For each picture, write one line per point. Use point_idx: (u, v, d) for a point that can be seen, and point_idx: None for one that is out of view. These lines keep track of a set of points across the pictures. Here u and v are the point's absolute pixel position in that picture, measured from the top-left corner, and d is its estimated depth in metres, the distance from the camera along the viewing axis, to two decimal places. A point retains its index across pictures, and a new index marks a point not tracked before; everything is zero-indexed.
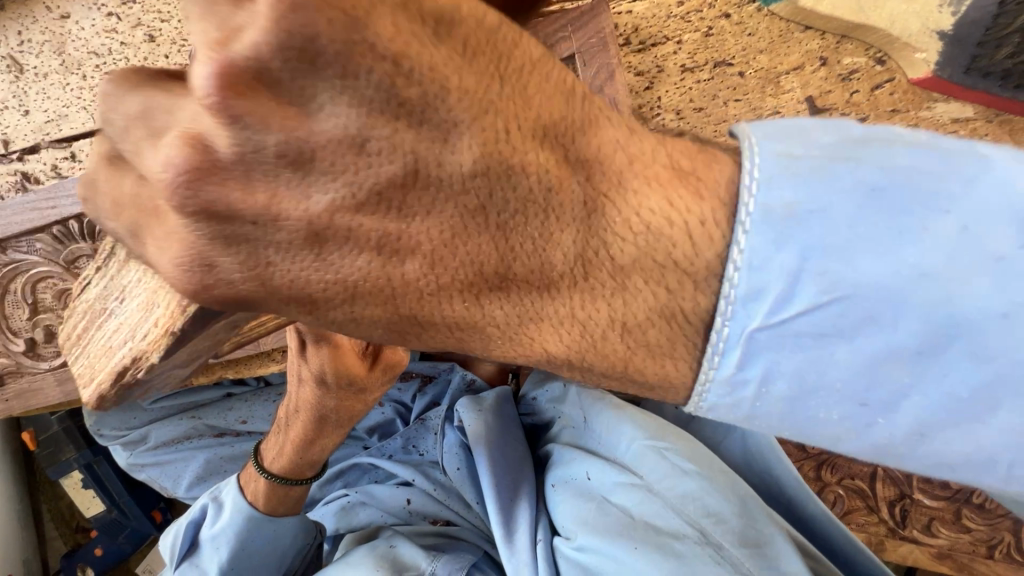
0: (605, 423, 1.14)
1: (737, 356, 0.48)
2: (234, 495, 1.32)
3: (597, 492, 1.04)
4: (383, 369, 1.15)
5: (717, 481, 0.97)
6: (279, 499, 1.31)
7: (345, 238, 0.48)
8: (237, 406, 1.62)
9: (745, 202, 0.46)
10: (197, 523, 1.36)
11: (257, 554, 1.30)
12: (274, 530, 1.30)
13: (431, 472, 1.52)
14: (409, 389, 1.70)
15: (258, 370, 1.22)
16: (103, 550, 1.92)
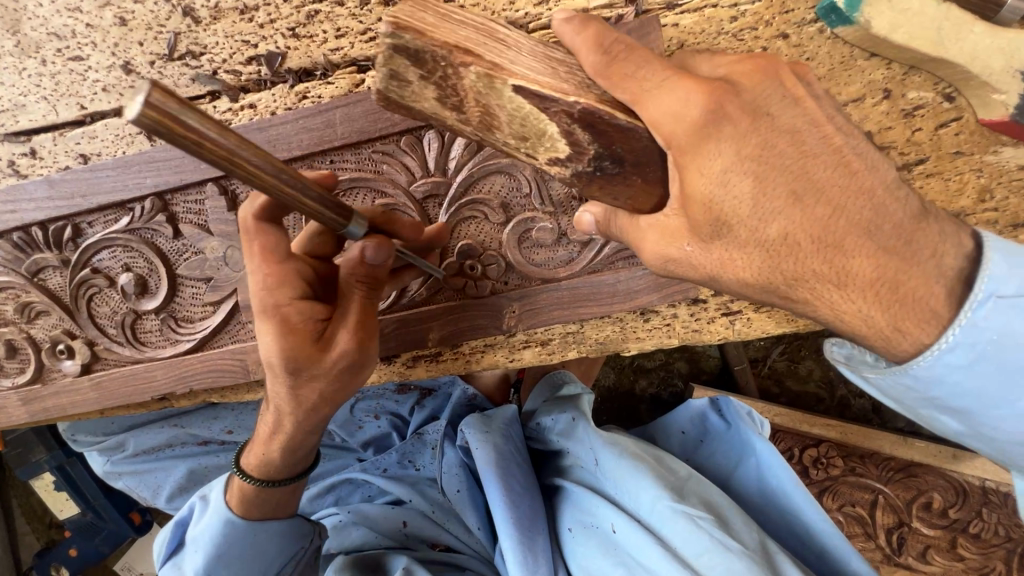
0: (625, 472, 1.04)
1: (970, 333, 0.55)
2: (217, 491, 1.08)
3: (624, 551, 0.97)
4: (336, 363, 0.83)
5: (759, 559, 0.88)
6: (253, 502, 1.03)
7: (719, 158, 0.55)
8: (222, 415, 1.51)
9: (989, 249, 0.56)
10: (185, 522, 1.14)
11: (237, 565, 1.05)
12: (257, 537, 1.04)
13: (427, 490, 1.47)
14: (406, 402, 1.63)
15: (246, 396, 1.10)
16: (79, 549, 1.86)
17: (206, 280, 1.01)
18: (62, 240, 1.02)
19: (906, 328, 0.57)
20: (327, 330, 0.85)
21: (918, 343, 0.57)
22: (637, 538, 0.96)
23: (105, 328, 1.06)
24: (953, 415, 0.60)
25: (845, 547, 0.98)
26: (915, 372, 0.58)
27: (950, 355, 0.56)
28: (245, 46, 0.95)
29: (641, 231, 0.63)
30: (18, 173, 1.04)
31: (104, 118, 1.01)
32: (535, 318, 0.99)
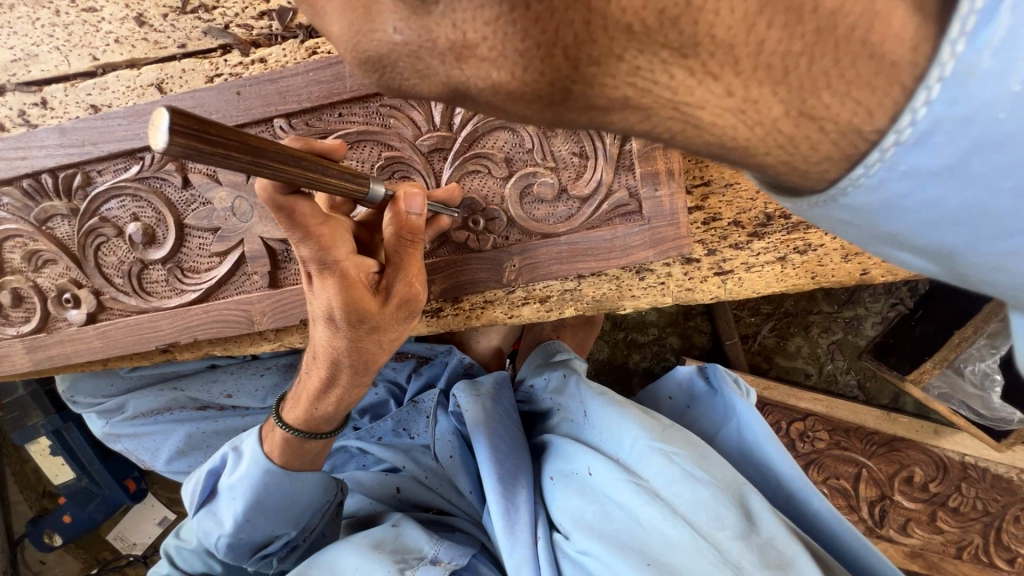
0: (609, 420, 1.08)
1: (942, 120, 0.32)
2: (254, 444, 1.13)
3: (600, 492, 1.00)
4: (398, 308, 0.93)
5: (728, 491, 0.92)
6: (294, 453, 1.11)
7: None
8: (222, 379, 1.52)
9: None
10: (218, 470, 1.18)
11: (273, 512, 1.11)
12: (294, 487, 1.11)
13: (421, 456, 1.49)
14: (403, 369, 1.62)
15: (248, 348, 1.13)
16: (72, 516, 1.87)
17: (214, 230, 1.03)
18: (71, 188, 1.04)
19: (824, 106, 0.35)
20: (382, 282, 0.92)
21: (845, 158, 0.37)
22: (612, 476, 0.99)
23: (112, 277, 1.08)
24: (925, 253, 0.40)
25: (810, 490, 1.03)
26: (849, 202, 0.38)
27: (903, 160, 0.34)
28: (257, 2, 0.99)
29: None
30: (28, 123, 1.06)
31: (115, 69, 1.03)
32: (534, 273, 1.02)
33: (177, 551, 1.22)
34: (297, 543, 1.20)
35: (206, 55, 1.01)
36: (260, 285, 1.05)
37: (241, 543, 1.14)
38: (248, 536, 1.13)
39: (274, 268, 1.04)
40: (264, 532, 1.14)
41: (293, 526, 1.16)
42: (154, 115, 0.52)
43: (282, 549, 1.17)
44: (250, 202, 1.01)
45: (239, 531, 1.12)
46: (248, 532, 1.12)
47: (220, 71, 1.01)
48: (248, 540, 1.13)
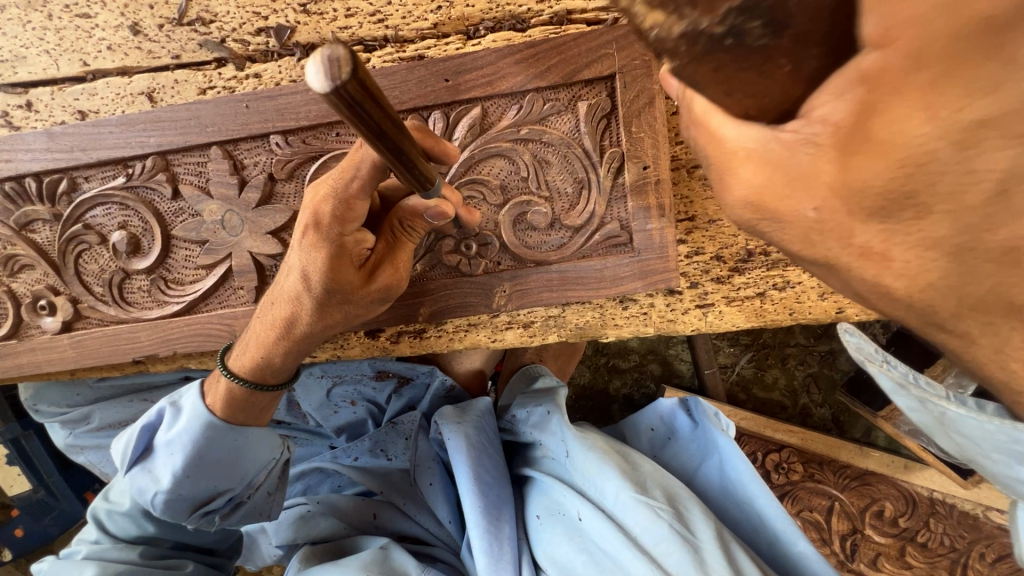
0: (594, 466, 1.07)
1: None
2: (194, 397, 1.05)
3: (587, 539, 1.01)
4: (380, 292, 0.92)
5: (715, 547, 0.93)
6: (241, 406, 1.04)
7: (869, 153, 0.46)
8: None
9: None
10: (152, 424, 1.09)
11: (212, 468, 1.04)
12: (238, 443, 1.05)
13: (399, 482, 1.48)
14: (383, 389, 1.59)
15: None
16: (24, 530, 1.79)
17: (202, 242, 1.02)
18: (53, 194, 1.02)
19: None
20: (371, 260, 0.91)
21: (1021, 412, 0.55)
22: (603, 527, 1.00)
23: (93, 285, 1.06)
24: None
25: (790, 530, 1.04)
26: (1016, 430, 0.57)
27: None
28: (255, 18, 0.99)
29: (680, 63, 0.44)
30: (10, 125, 1.05)
31: (106, 76, 1.03)
32: (524, 299, 1.03)
33: (109, 518, 1.16)
34: (241, 500, 1.11)
35: (202, 67, 1.02)
36: (247, 300, 1.04)
37: (181, 499, 1.06)
38: (190, 491, 1.04)
39: (260, 283, 1.03)
40: (207, 486, 1.05)
41: (237, 481, 1.08)
42: (323, 56, 0.50)
43: (226, 506, 1.09)
44: (241, 216, 1.00)
45: (177, 486, 1.04)
46: (186, 489, 1.04)
47: (214, 84, 1.01)
48: (190, 496, 1.05)
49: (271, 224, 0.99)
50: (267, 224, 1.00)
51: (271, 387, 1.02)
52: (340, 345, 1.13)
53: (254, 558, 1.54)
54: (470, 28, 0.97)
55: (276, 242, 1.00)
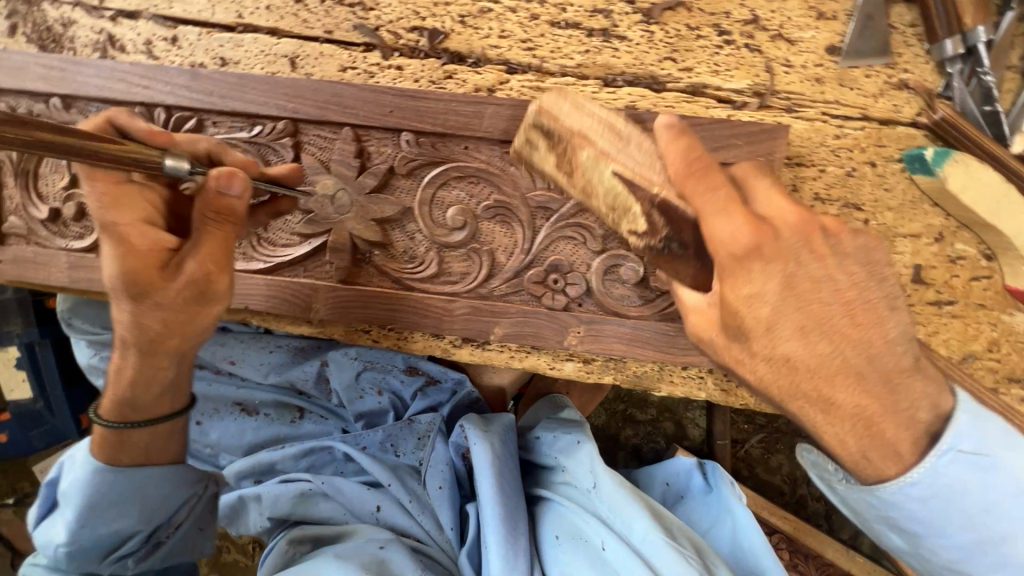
0: (624, 502, 1.13)
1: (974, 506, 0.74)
2: (86, 447, 1.28)
3: (609, 568, 1.07)
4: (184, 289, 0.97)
5: None
6: (113, 447, 1.24)
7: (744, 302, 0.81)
8: (228, 343, 1.57)
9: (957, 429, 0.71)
10: (58, 486, 1.35)
11: (111, 511, 1.24)
12: (126, 486, 1.25)
13: (408, 480, 1.52)
14: (410, 384, 1.62)
15: (286, 327, 1.14)
16: (10, 435, 1.76)
17: (306, 212, 1.05)
18: (178, 128, 1.05)
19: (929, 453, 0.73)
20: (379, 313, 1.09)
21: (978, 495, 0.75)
22: (625, 556, 1.06)
23: (185, 223, 1.08)
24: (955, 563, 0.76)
25: None
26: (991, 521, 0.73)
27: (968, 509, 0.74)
28: (413, 16, 1.04)
29: (755, 185, 0.75)
30: (150, 53, 1.09)
31: (255, 31, 1.07)
32: (595, 341, 1.06)
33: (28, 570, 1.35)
34: (159, 540, 1.33)
35: (350, 47, 1.06)
36: (331, 277, 1.07)
37: (88, 548, 1.27)
38: (91, 540, 1.26)
39: (351, 265, 1.06)
40: (114, 530, 1.27)
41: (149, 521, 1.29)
42: None
43: (133, 548, 1.30)
44: (351, 196, 1.04)
45: (79, 538, 1.25)
46: (91, 538, 1.26)
47: (356, 65, 1.06)
48: (88, 546, 1.27)
49: (379, 213, 1.03)
50: (375, 211, 1.04)
51: (142, 423, 1.21)
52: (404, 337, 1.13)
53: (237, 523, 1.54)
54: (609, 76, 1.03)
55: (379, 231, 1.04)
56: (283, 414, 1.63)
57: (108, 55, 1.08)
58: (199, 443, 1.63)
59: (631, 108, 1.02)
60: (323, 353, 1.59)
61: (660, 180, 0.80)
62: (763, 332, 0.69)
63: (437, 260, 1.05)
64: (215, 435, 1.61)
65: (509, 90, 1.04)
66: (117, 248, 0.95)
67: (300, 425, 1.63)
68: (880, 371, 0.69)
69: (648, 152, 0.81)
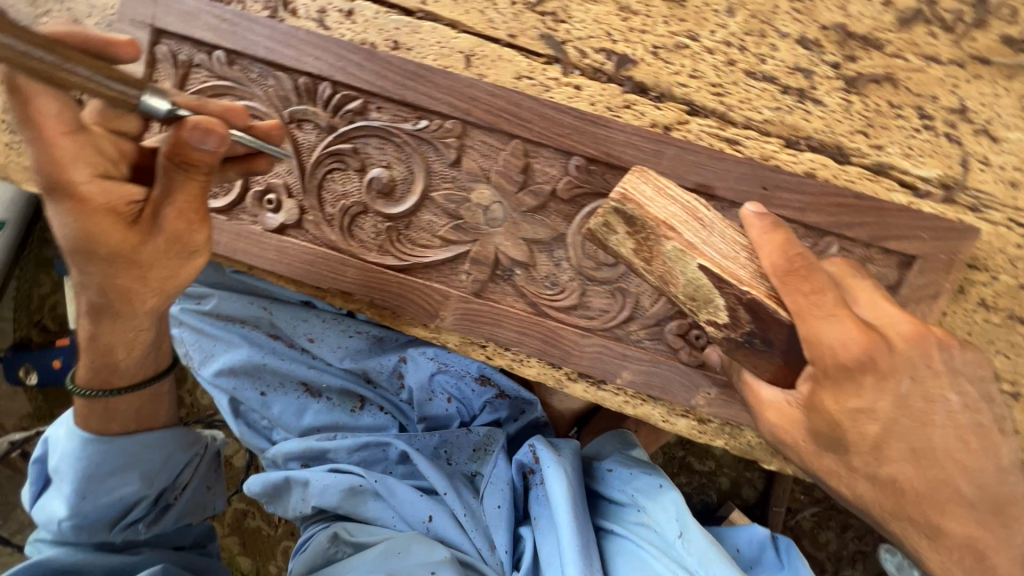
0: (712, 559, 1.20)
1: None
2: (69, 420, 1.23)
3: None
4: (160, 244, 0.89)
5: None
6: (106, 415, 1.20)
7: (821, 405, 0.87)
8: (311, 320, 1.54)
9: None
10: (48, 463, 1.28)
11: (109, 480, 1.22)
12: (125, 448, 1.22)
13: (462, 491, 1.50)
14: (481, 395, 1.59)
15: (399, 325, 1.10)
16: (64, 363, 1.74)
17: (454, 217, 1.01)
18: (340, 107, 1.01)
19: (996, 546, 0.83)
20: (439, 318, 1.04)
21: None
22: None
23: (326, 204, 1.04)
24: None
25: None
26: None
27: None
28: (605, 38, 1.00)
29: (856, 287, 0.86)
30: (322, 21, 1.04)
31: (435, 21, 1.03)
32: (721, 406, 1.03)
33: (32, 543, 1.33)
34: (167, 503, 1.34)
35: (531, 55, 1.02)
36: (464, 288, 1.03)
37: (97, 518, 1.23)
38: (94, 514, 1.23)
39: (488, 279, 1.03)
40: (116, 501, 1.23)
41: (150, 488, 1.27)
42: None
43: (142, 514, 1.29)
44: (506, 212, 1.00)
45: (88, 507, 1.21)
46: (93, 509, 1.22)
47: (534, 76, 1.02)
48: (92, 517, 1.23)
49: (531, 234, 1.00)
50: (526, 232, 1.00)
51: (120, 390, 1.16)
52: (519, 361, 1.09)
53: (279, 504, 1.55)
54: (794, 138, 0.99)
55: (526, 251, 1.01)
56: (345, 401, 1.61)
57: (279, 16, 1.04)
58: (257, 414, 1.59)
59: (813, 175, 0.97)
60: (401, 348, 1.57)
61: (747, 278, 0.85)
62: (872, 449, 0.82)
63: (578, 291, 1.01)
64: (276, 409, 1.57)
65: (687, 131, 1.00)
66: (61, 205, 0.84)
67: (360, 416, 1.61)
68: (983, 494, 0.83)
69: (730, 240, 0.89)
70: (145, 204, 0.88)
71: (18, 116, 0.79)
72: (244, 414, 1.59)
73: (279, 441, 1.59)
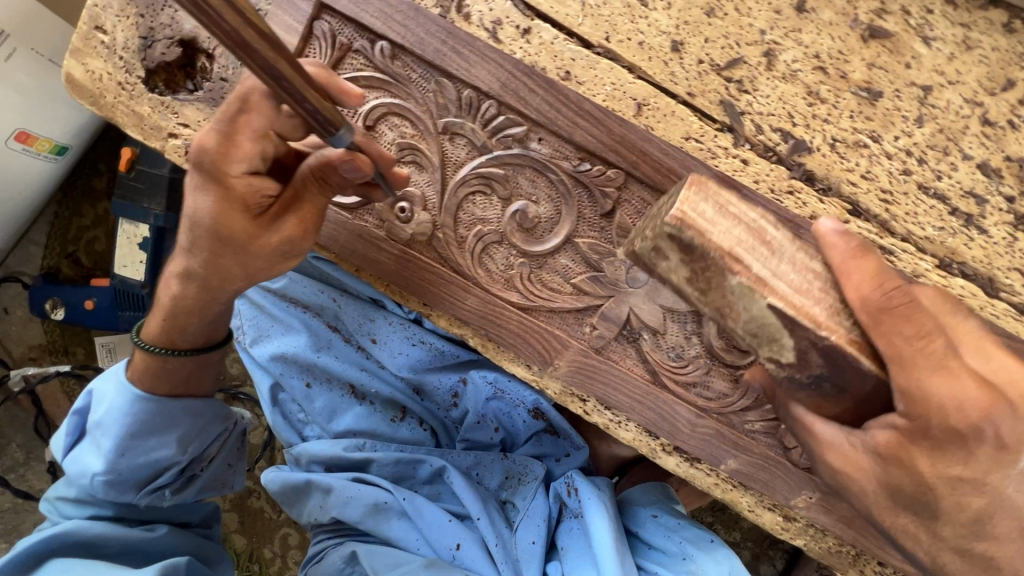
0: None
1: None
2: (119, 371, 1.07)
3: None
4: (272, 247, 0.83)
5: None
6: (159, 375, 1.04)
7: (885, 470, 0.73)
8: (376, 319, 1.49)
9: None
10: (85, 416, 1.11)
11: (150, 439, 1.06)
12: (170, 409, 1.06)
13: (495, 519, 1.46)
14: (530, 427, 1.54)
15: (500, 360, 1.04)
16: (95, 305, 1.63)
17: (593, 269, 0.97)
18: (500, 130, 0.95)
19: None
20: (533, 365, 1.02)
21: None
22: None
23: (460, 227, 0.98)
24: None
25: None
26: None
27: None
28: (786, 119, 0.96)
29: (961, 331, 0.72)
30: (495, 33, 0.98)
31: (614, 60, 0.98)
32: (818, 514, 1.00)
33: (56, 506, 1.17)
34: (193, 473, 1.16)
35: (705, 119, 0.98)
36: (585, 341, 1.00)
37: (126, 479, 1.07)
38: (131, 474, 1.07)
39: (613, 336, 0.99)
40: (150, 464, 1.07)
41: (185, 454, 1.11)
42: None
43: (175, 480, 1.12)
44: (649, 275, 0.96)
45: (121, 466, 1.05)
46: (127, 468, 1.06)
47: (704, 141, 0.97)
48: (130, 477, 1.07)
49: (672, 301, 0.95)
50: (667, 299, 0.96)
51: (182, 352, 1.02)
52: (616, 423, 1.05)
53: (294, 507, 1.51)
54: (950, 261, 0.97)
55: (661, 318, 0.96)
56: (387, 409, 1.55)
57: (452, 17, 0.97)
58: (295, 403, 1.54)
59: (964, 303, 0.95)
60: (461, 367, 1.51)
61: (824, 319, 0.72)
62: (971, 523, 0.71)
63: (704, 370, 0.98)
64: (318, 404, 1.52)
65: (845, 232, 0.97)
66: (207, 183, 0.79)
67: (398, 427, 1.54)
68: None
69: (801, 268, 0.75)
70: (274, 201, 0.81)
71: (226, 112, 0.76)
72: (283, 402, 1.55)
73: (309, 437, 1.55)
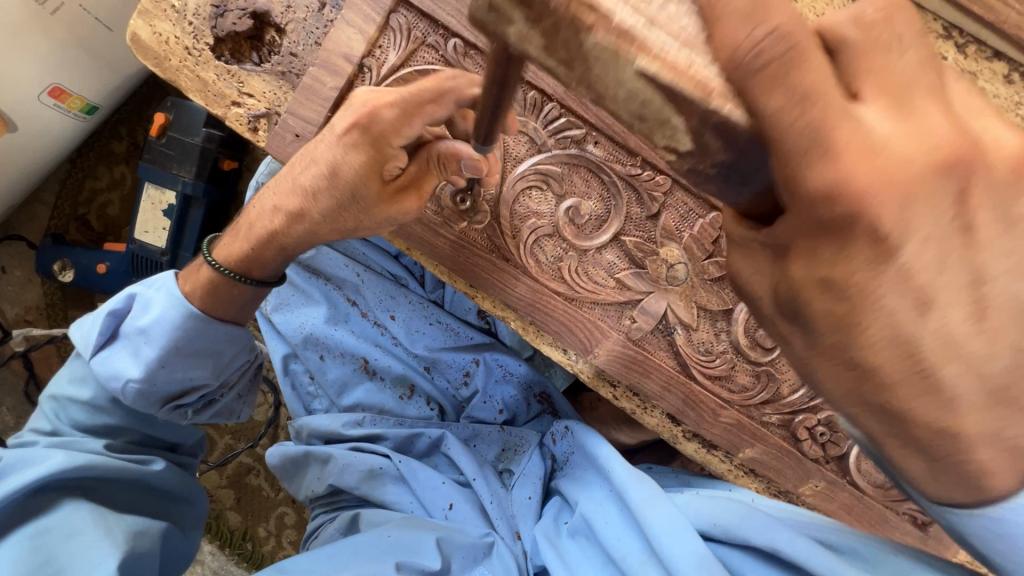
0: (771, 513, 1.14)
1: None
2: (168, 287, 1.03)
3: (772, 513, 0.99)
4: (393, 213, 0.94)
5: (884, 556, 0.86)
6: (221, 299, 1.03)
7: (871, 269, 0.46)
8: (398, 299, 1.52)
9: None
10: (114, 322, 1.04)
11: (187, 360, 1.03)
12: (216, 335, 1.04)
13: (491, 479, 1.42)
14: (535, 411, 1.58)
15: (539, 344, 1.11)
16: (107, 269, 1.60)
17: (636, 265, 1.05)
18: (559, 130, 1.01)
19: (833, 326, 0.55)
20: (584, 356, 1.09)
21: None
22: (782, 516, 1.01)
23: (515, 218, 1.05)
24: None
25: None
26: None
27: None
28: None
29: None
30: None
31: None
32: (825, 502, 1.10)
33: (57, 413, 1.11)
34: (214, 397, 1.14)
35: None
36: (623, 332, 1.07)
37: (154, 392, 1.04)
38: (163, 390, 1.04)
39: (649, 329, 1.07)
40: (183, 382, 1.05)
41: (216, 378, 1.09)
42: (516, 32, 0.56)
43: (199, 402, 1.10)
44: (687, 273, 1.04)
45: (153, 378, 1.02)
46: (161, 384, 1.03)
47: None
48: (161, 393, 1.04)
49: (705, 302, 1.05)
50: (702, 298, 1.05)
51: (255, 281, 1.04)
52: (643, 408, 1.13)
53: (294, 482, 1.49)
54: None
55: (694, 314, 1.05)
56: (397, 386, 1.53)
57: None
58: (308, 377, 1.54)
59: None
60: (475, 350, 1.53)
61: None
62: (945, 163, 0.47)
63: (730, 364, 1.07)
64: (330, 377, 1.51)
65: None
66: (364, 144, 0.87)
67: (406, 405, 1.53)
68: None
69: None
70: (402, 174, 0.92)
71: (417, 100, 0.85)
72: (295, 373, 1.55)
73: (316, 412, 1.55)
